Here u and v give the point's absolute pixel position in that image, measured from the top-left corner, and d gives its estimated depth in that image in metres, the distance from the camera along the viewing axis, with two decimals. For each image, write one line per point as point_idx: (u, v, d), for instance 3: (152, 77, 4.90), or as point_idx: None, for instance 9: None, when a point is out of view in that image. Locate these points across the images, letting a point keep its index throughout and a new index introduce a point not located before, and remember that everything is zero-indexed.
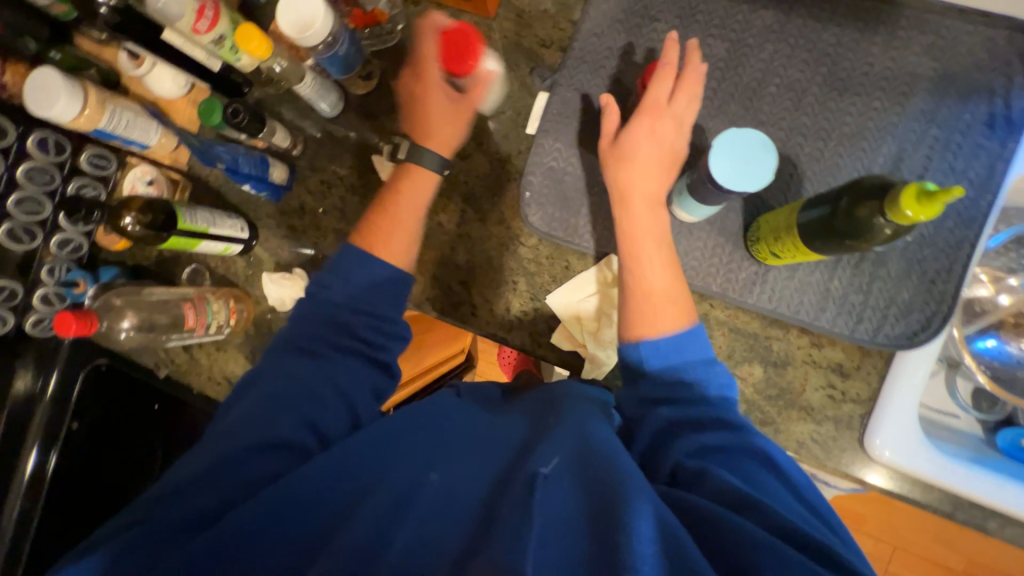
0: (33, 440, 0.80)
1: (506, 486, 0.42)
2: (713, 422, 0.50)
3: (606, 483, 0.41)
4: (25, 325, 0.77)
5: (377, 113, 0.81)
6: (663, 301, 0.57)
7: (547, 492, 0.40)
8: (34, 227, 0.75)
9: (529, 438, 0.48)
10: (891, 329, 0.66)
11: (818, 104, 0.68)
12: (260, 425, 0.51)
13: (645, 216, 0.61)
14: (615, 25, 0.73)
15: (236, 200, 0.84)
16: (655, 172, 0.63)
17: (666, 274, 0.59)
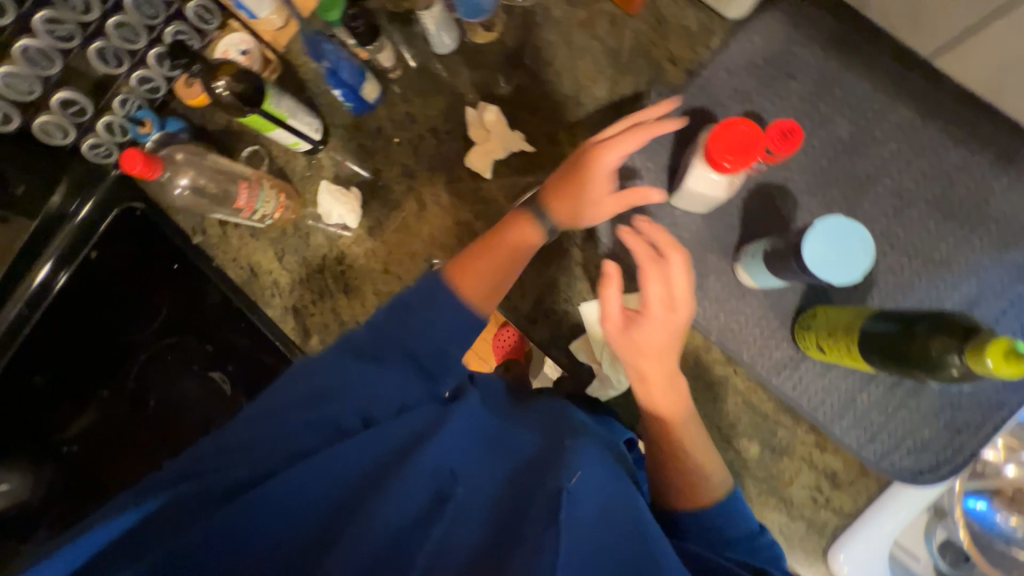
0: (52, 254, 0.81)
1: (520, 495, 0.41)
2: (731, 527, 0.51)
3: (617, 513, 0.39)
4: (82, 144, 0.78)
5: (484, 67, 0.79)
6: (701, 474, 0.54)
7: (574, 513, 0.37)
8: (123, 54, 0.75)
9: (541, 452, 0.46)
10: (898, 459, 0.65)
11: (917, 220, 0.66)
12: (303, 406, 0.45)
13: (664, 396, 0.56)
14: (751, 68, 0.70)
15: (318, 100, 0.83)
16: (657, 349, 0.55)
17: (703, 448, 0.55)
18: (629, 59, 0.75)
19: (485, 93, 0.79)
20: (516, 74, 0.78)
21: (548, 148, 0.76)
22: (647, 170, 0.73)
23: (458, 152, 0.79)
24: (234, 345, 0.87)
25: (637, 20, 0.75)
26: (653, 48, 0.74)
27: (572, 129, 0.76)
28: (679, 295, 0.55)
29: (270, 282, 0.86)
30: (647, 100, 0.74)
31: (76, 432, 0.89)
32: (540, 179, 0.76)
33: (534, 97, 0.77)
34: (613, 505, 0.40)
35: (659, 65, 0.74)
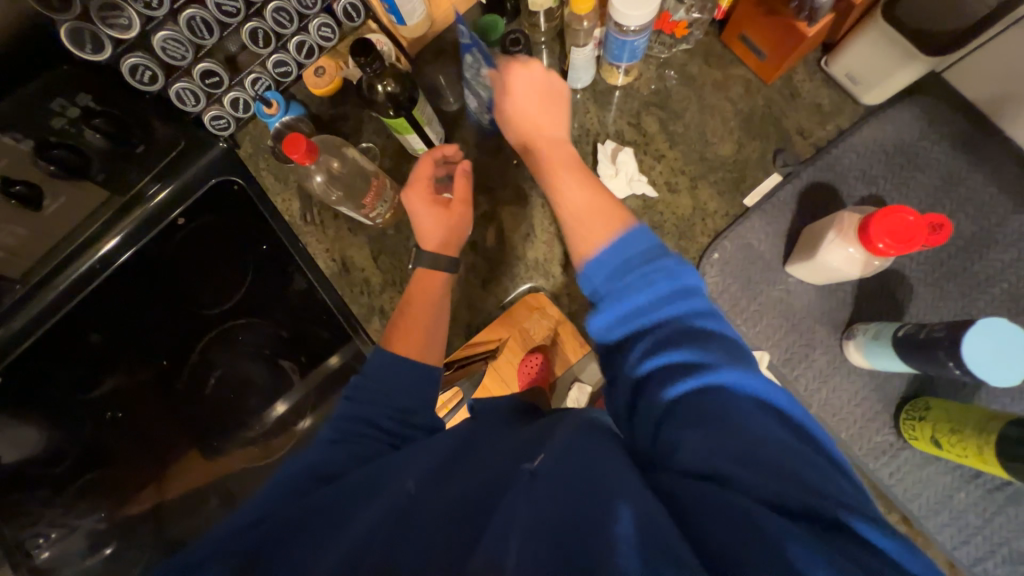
0: (132, 219, 0.79)
1: (495, 482, 0.39)
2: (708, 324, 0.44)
3: (599, 476, 0.35)
4: (205, 115, 0.79)
5: (613, 107, 0.80)
6: (588, 217, 0.54)
7: (537, 493, 0.35)
8: (271, 36, 0.76)
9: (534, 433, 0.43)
10: (990, 565, 0.64)
11: None
12: (298, 463, 0.47)
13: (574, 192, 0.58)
14: (880, 154, 0.73)
15: (442, 112, 0.85)
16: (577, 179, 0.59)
17: (582, 191, 0.57)
18: (759, 124, 0.77)
19: (610, 131, 0.80)
20: (643, 119, 0.79)
21: (668, 195, 0.77)
22: (763, 234, 0.74)
23: None
24: (307, 336, 0.85)
25: (772, 89, 0.77)
26: (785, 118, 0.76)
27: (693, 180, 0.77)
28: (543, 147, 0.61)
29: (360, 279, 0.84)
30: (771, 166, 0.76)
31: (105, 395, 0.85)
32: (655, 223, 0.76)
33: (660, 144, 0.78)
34: (590, 476, 0.35)
35: (788, 135, 0.76)
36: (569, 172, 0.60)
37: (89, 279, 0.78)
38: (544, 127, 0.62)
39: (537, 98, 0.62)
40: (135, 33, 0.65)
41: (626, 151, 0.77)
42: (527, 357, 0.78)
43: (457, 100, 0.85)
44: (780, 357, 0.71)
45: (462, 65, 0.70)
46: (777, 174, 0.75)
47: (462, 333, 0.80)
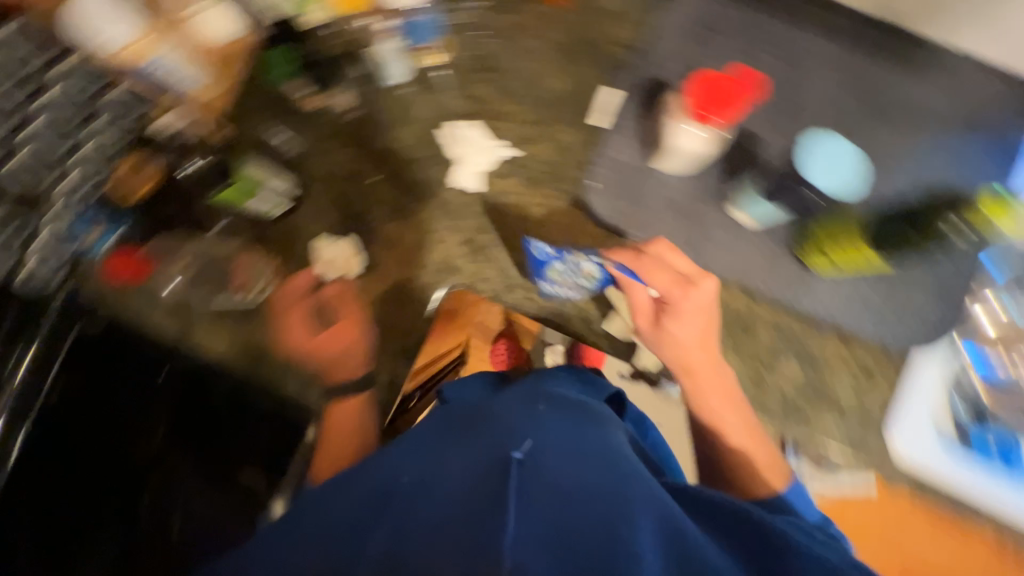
0: None
1: (486, 472, 0.35)
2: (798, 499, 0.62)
3: (610, 480, 0.37)
4: (15, 273, 0.67)
5: (440, 86, 0.79)
6: (751, 466, 0.64)
7: (535, 474, 0.34)
8: (48, 165, 0.68)
9: (519, 419, 0.43)
10: (909, 330, 0.74)
11: (857, 127, 0.76)
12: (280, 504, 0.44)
13: (710, 377, 0.68)
14: (683, 33, 0.77)
15: (277, 163, 0.79)
16: (723, 399, 0.67)
17: (747, 436, 0.66)
18: (574, 48, 0.79)
19: (447, 111, 0.79)
20: (472, 87, 0.79)
21: (526, 148, 0.78)
22: (626, 145, 0.76)
23: (438, 174, 0.78)
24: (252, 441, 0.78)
25: (570, 12, 0.80)
26: (593, 34, 0.79)
27: (541, 125, 0.78)
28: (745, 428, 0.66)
29: (278, 360, 0.78)
30: (602, 83, 0.79)
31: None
32: (527, 178, 0.77)
33: (497, 105, 0.79)
34: (593, 472, 0.37)
35: (602, 49, 0.79)
36: (714, 397, 0.67)
37: None
38: (677, 337, 0.68)
39: (700, 336, 0.68)
40: None
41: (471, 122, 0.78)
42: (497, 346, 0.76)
43: (287, 144, 0.79)
44: (685, 246, 0.75)
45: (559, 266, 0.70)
46: (611, 87, 0.78)
47: (403, 362, 0.77)
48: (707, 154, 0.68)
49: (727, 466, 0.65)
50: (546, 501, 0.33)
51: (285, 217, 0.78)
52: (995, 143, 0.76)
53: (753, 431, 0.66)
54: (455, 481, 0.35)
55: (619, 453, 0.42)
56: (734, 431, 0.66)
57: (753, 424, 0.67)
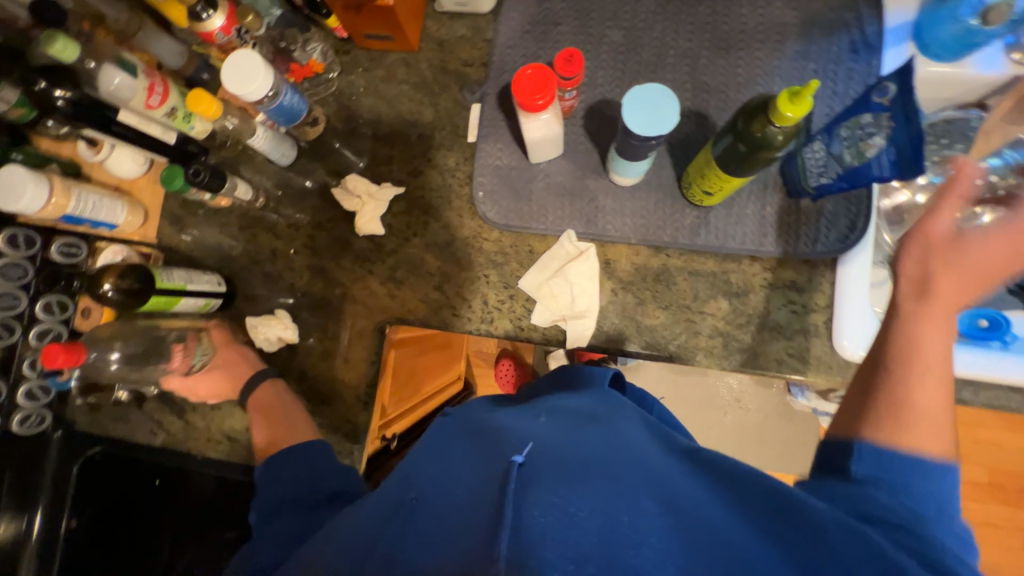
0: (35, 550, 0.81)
1: (487, 465, 0.43)
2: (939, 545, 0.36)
3: (616, 478, 0.39)
4: (12, 424, 0.78)
5: (331, 154, 0.88)
6: (920, 425, 0.41)
7: (528, 478, 0.39)
8: (12, 322, 0.77)
9: (517, 431, 0.47)
10: (826, 238, 0.73)
11: (711, 64, 0.78)
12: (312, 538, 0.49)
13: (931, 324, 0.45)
14: (525, 35, 0.82)
15: (212, 262, 0.88)
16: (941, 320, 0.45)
17: (937, 394, 0.43)
18: (435, 81, 0.86)
19: (343, 173, 0.87)
20: (358, 144, 0.87)
21: (416, 182, 0.84)
22: (501, 150, 0.81)
23: (349, 228, 0.86)
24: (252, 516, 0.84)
25: (423, 50, 0.86)
26: (448, 64, 0.86)
27: (425, 157, 0.85)
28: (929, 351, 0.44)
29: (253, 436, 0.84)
30: (468, 103, 0.84)
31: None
32: (425, 207, 0.84)
33: (383, 152, 0.86)
34: (591, 470, 0.40)
35: (460, 73, 0.85)
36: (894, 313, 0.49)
37: None
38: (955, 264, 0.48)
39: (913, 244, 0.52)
40: None
41: (357, 178, 0.85)
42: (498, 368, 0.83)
43: (217, 243, 0.89)
44: (581, 224, 0.78)
45: (844, 143, 0.62)
46: (475, 104, 0.84)
47: (361, 406, 0.82)
48: (559, 133, 0.71)
49: (882, 404, 0.43)
50: (546, 498, 0.37)
51: (227, 307, 0.86)
52: (853, 33, 0.76)
53: (947, 412, 0.42)
54: (465, 474, 0.44)
55: (621, 442, 0.44)
56: (925, 382, 0.43)
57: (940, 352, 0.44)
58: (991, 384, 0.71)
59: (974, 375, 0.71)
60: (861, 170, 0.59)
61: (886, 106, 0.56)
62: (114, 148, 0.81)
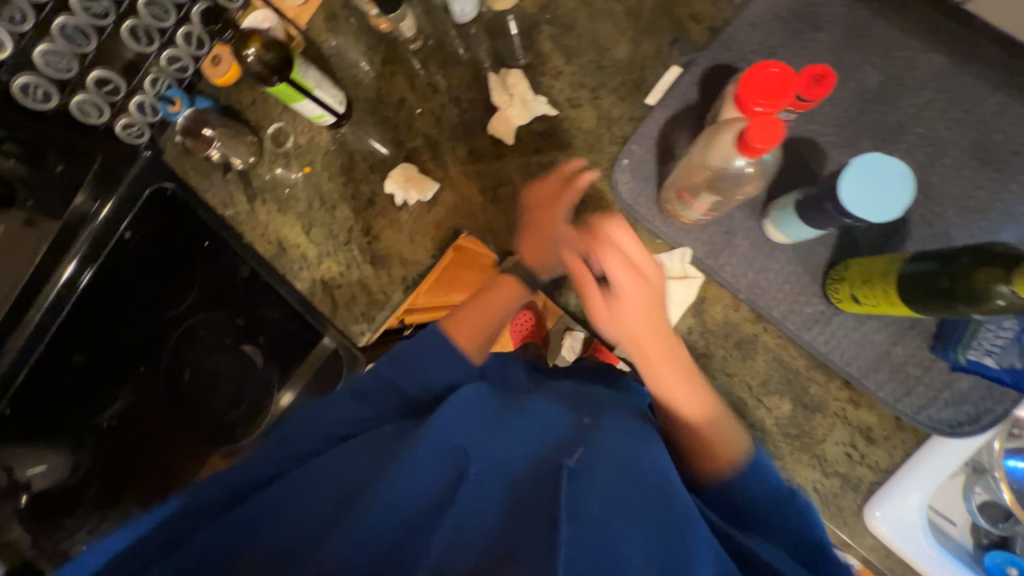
0: (81, 244, 0.84)
1: (538, 462, 0.45)
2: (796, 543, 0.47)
3: (658, 514, 0.42)
4: (116, 125, 0.81)
5: (505, 35, 0.80)
6: (711, 442, 0.55)
7: (579, 489, 0.42)
8: (154, 32, 0.77)
9: (567, 432, 0.48)
10: (935, 412, 0.64)
11: (952, 168, 0.64)
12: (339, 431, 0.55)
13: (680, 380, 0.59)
14: (775, 22, 0.70)
15: (341, 76, 0.85)
16: (685, 368, 0.60)
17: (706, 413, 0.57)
18: (651, 18, 0.74)
19: (505, 62, 0.79)
20: (536, 40, 0.79)
21: (570, 112, 0.77)
22: (672, 129, 0.72)
23: (482, 119, 0.80)
24: (265, 320, 0.88)
25: None
26: (675, 7, 0.74)
27: (593, 91, 0.76)
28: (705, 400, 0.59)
29: (298, 255, 0.87)
30: (669, 61, 0.74)
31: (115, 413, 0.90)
32: (564, 142, 0.77)
33: (555, 62, 0.78)
34: (639, 502, 0.42)
35: (681, 24, 0.73)
36: (659, 368, 0.60)
37: (59, 302, 0.84)
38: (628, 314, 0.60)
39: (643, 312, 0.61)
40: (9, 51, 0.66)
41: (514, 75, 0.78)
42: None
43: (353, 62, 0.85)
44: (703, 250, 0.70)
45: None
46: (676, 67, 0.73)
47: (402, 286, 0.82)
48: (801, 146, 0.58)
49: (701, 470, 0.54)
50: (597, 522, 0.40)
51: (335, 129, 0.85)
52: None
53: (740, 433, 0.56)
54: (509, 450, 0.46)
55: (667, 473, 0.45)
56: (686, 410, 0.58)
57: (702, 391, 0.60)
58: None
59: None
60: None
61: None
62: None
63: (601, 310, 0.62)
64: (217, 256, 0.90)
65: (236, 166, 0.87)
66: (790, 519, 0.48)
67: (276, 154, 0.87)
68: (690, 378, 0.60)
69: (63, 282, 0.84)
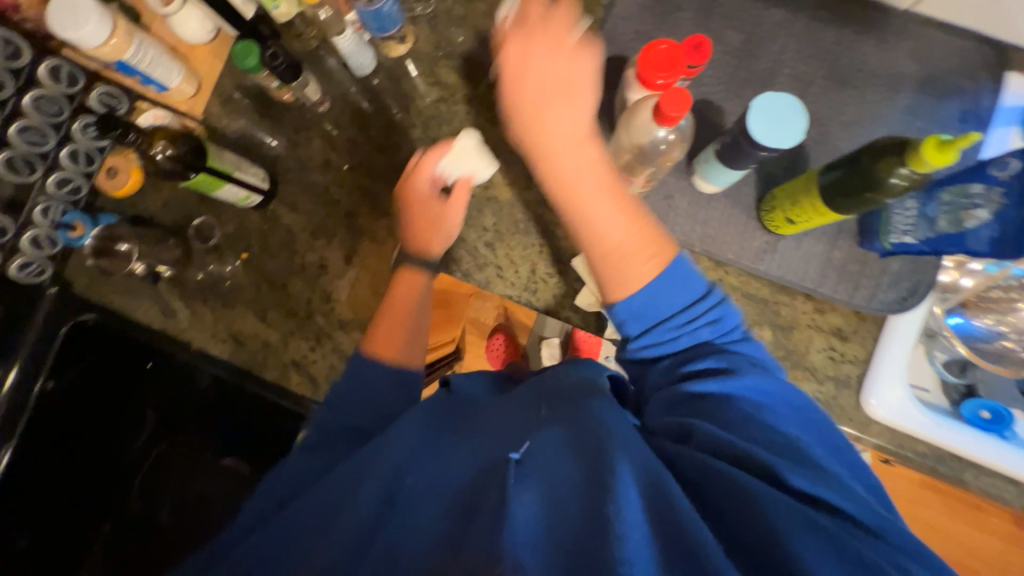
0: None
1: (487, 465, 0.41)
2: (754, 425, 0.45)
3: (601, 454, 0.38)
4: (9, 268, 0.72)
5: (409, 76, 0.82)
6: (628, 256, 0.55)
7: (528, 473, 0.39)
8: (34, 159, 0.71)
9: (517, 427, 0.45)
10: (884, 296, 0.73)
11: (821, 94, 0.75)
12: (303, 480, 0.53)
13: (572, 156, 0.60)
14: (643, 11, 0.79)
15: (254, 154, 0.83)
16: (594, 173, 0.59)
17: (631, 228, 0.56)
18: None
19: (417, 100, 0.82)
20: (440, 75, 0.82)
21: (493, 132, 0.80)
22: None
23: (412, 159, 0.81)
24: (242, 424, 0.82)
25: None
26: None
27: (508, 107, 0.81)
28: (614, 240, 0.56)
29: (260, 344, 0.81)
30: None
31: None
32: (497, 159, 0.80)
33: (464, 90, 0.81)
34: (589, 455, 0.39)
35: None
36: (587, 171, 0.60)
37: None
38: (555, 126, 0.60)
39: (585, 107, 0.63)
40: None
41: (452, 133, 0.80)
42: (490, 341, 0.82)
43: (263, 139, 0.83)
44: (651, 219, 0.76)
45: (947, 206, 0.61)
46: None
47: None
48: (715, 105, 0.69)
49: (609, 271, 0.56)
50: (541, 492, 0.37)
51: (264, 207, 0.82)
52: (965, 104, 0.74)
53: (626, 226, 0.56)
54: (455, 461, 0.44)
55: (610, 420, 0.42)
56: (611, 229, 0.56)
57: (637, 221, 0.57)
58: (991, 471, 0.74)
59: (978, 459, 0.72)
60: (963, 241, 0.60)
61: (1005, 180, 0.56)
62: (184, 5, 0.74)
63: (551, 116, 0.63)
64: (166, 373, 0.82)
65: (165, 273, 0.81)
66: (772, 419, 0.46)
67: (207, 249, 0.82)
68: (632, 211, 0.58)
69: None
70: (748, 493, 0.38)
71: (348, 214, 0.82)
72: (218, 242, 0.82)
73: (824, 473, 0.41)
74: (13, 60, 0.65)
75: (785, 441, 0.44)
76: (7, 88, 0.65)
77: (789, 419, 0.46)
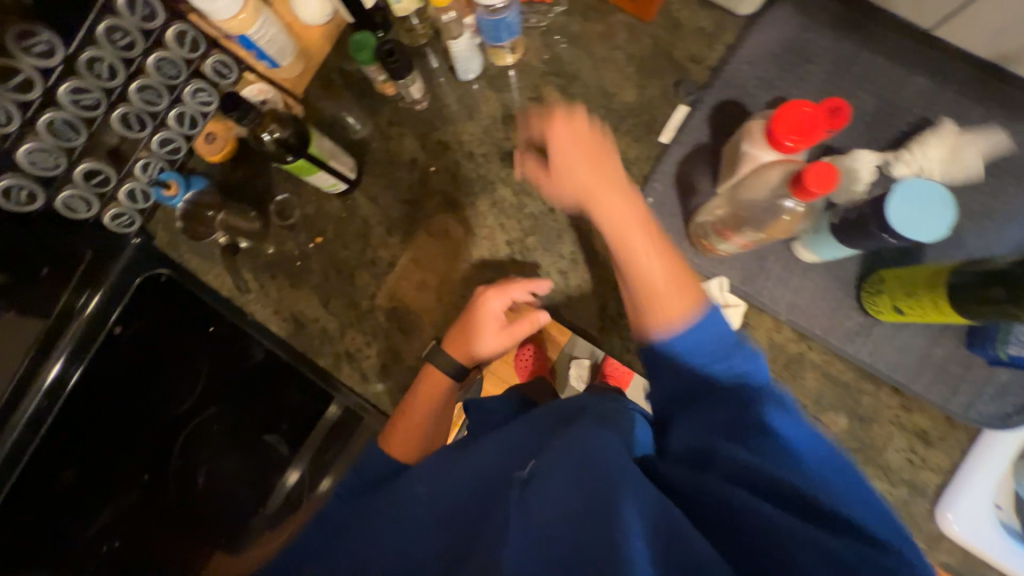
0: (63, 349, 0.74)
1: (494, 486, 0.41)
2: (843, 505, 0.34)
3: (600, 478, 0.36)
4: (104, 217, 0.75)
5: (512, 87, 0.80)
6: (671, 291, 0.50)
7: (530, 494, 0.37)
8: (146, 117, 0.73)
9: (532, 445, 0.44)
10: (983, 407, 0.67)
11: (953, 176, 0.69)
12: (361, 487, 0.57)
13: (623, 209, 0.55)
14: (770, 59, 0.74)
15: (345, 141, 0.83)
16: (607, 188, 0.56)
17: (665, 263, 0.52)
18: (652, 63, 0.78)
19: (516, 113, 0.80)
20: (543, 91, 0.80)
21: None
22: (690, 164, 0.74)
23: (500, 172, 0.80)
24: (286, 407, 0.82)
25: (654, 26, 0.78)
26: (673, 51, 0.77)
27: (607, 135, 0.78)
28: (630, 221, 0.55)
29: (319, 330, 0.82)
30: (676, 100, 0.76)
31: (98, 531, 0.79)
32: None
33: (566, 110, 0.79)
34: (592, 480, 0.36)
35: (682, 66, 0.77)
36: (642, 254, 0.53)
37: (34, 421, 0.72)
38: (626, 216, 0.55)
39: (591, 177, 0.57)
40: None
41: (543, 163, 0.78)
42: (519, 349, 0.76)
43: (357, 127, 0.83)
44: (738, 277, 0.72)
45: None
46: (684, 105, 0.76)
47: None
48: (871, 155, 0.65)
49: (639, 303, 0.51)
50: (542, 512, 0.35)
51: (347, 195, 0.82)
52: None
53: (661, 266, 0.51)
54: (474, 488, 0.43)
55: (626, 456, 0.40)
56: (625, 229, 0.55)
57: (676, 267, 0.52)
58: None
59: None
60: None
61: None
62: None
63: (592, 188, 0.56)
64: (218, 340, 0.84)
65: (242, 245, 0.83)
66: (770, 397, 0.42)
67: (284, 227, 0.83)
68: (621, 194, 0.56)
69: (40, 398, 0.72)
70: (786, 545, 0.32)
71: (427, 216, 0.81)
72: (295, 221, 0.83)
73: (863, 531, 0.34)
74: (148, 21, 0.67)
75: (863, 526, 0.33)
76: (136, 48, 0.67)
77: (893, 532, 0.33)
